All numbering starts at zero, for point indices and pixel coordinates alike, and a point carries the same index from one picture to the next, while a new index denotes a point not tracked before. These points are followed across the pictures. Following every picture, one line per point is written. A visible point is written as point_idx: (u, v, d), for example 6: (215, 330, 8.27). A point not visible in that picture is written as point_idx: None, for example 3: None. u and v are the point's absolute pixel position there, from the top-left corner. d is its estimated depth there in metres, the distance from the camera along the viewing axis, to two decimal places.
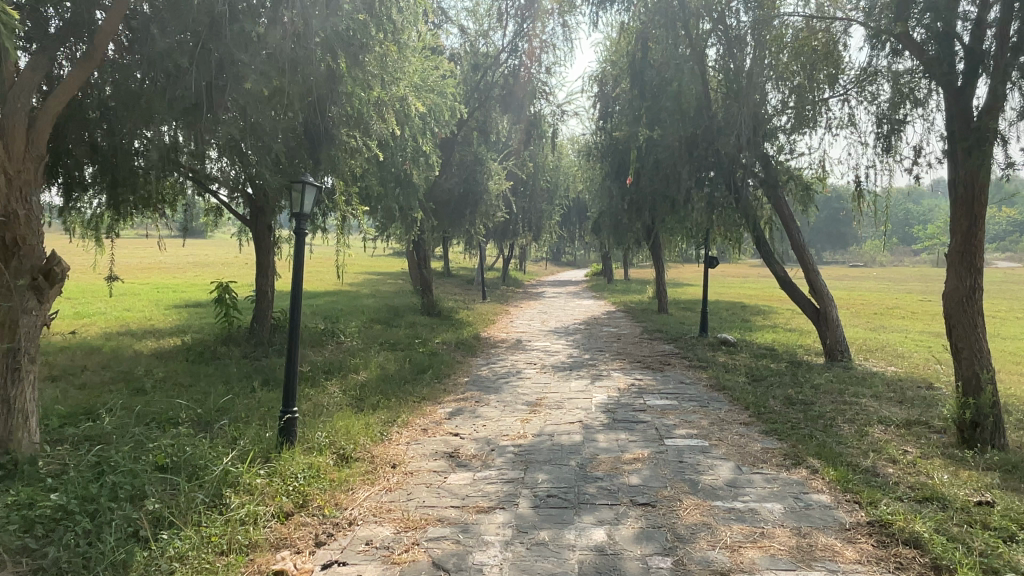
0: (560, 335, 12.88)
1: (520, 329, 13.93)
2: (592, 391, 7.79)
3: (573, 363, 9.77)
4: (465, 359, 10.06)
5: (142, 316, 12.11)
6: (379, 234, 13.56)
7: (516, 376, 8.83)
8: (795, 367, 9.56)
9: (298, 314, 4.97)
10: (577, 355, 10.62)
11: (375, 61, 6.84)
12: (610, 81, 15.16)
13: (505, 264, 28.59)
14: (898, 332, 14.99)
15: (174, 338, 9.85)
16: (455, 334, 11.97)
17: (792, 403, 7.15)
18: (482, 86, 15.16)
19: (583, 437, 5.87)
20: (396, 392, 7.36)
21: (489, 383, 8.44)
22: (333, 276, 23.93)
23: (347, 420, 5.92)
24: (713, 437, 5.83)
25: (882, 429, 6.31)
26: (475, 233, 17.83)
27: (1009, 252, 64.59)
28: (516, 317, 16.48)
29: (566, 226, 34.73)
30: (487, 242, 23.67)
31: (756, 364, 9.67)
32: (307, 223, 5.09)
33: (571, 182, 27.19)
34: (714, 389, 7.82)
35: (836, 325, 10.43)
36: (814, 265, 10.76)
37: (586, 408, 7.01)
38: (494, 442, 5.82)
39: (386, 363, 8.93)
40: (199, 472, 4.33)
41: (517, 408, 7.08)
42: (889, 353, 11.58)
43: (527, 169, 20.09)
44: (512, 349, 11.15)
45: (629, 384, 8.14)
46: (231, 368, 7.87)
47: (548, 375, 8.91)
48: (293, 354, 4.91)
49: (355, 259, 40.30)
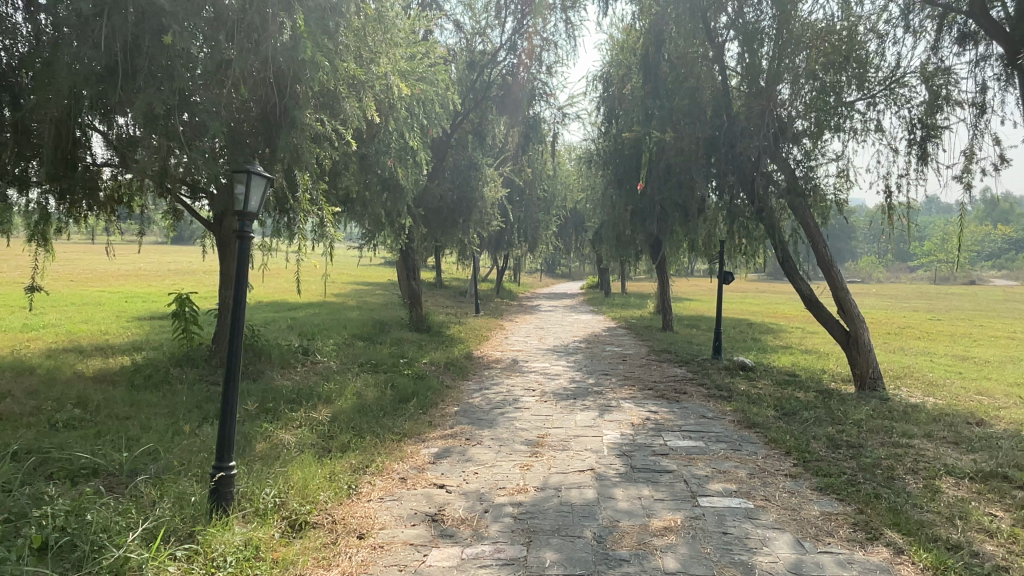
0: (560, 355, 11.77)
1: (516, 348, 12.82)
2: (601, 428, 6.69)
3: (577, 390, 8.66)
4: (455, 384, 8.95)
5: (98, 330, 10.91)
6: (366, 242, 12.49)
7: (513, 406, 7.73)
8: (825, 398, 8.50)
9: (238, 344, 3.85)
10: (580, 380, 9.53)
11: (348, 33, 5.76)
12: (615, 81, 14.21)
13: (500, 275, 27.45)
14: (920, 355, 13.97)
15: (125, 357, 8.68)
16: (445, 353, 10.86)
17: (838, 447, 6.07)
18: (478, 85, 14.13)
19: (597, 494, 4.76)
20: (371, 428, 6.25)
21: (482, 415, 7.34)
22: (319, 287, 22.77)
23: (306, 470, 4.81)
24: (758, 496, 4.73)
25: (955, 483, 5.23)
26: (468, 244, 16.75)
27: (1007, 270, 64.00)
28: (511, 333, 15.37)
29: (563, 238, 33.70)
30: (481, 252, 22.63)
31: (782, 393, 8.60)
32: (254, 225, 4.00)
33: (568, 192, 26.26)
34: (742, 426, 6.74)
35: (868, 349, 9.37)
36: (843, 283, 9.67)
37: (596, 450, 5.89)
38: (487, 499, 4.70)
39: (365, 389, 7.81)
40: (90, 557, 3.22)
41: (515, 449, 5.96)
42: (921, 381, 10.52)
43: (524, 176, 19.11)
44: (507, 372, 10.04)
45: (643, 418, 7.05)
46: (174, 396, 6.74)
47: (549, 405, 7.78)
48: (230, 394, 3.83)
49: (342, 268, 39.23)
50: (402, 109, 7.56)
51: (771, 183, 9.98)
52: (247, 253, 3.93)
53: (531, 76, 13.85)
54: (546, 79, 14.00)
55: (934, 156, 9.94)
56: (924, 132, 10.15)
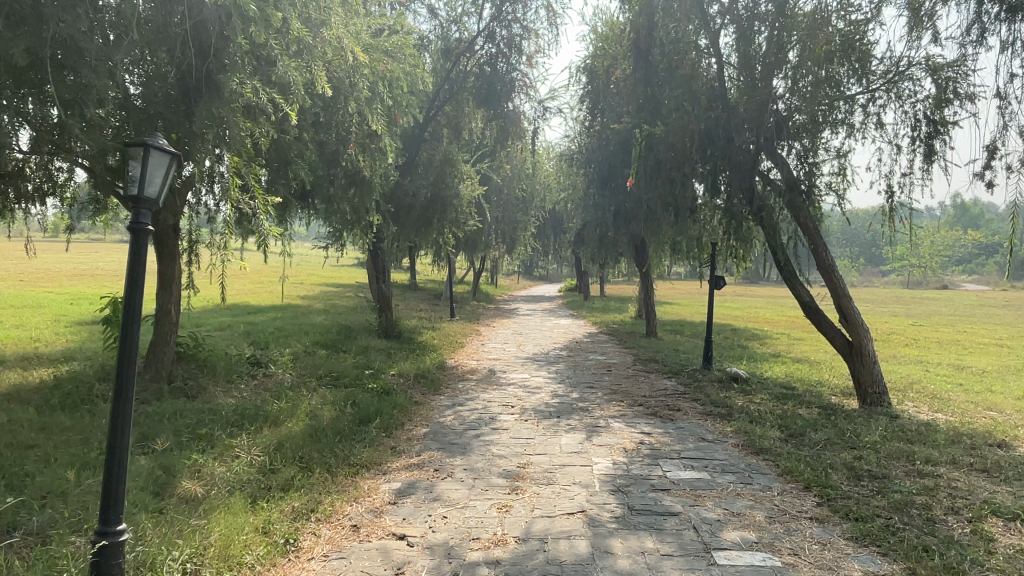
0: (541, 365, 10.92)
1: (493, 356, 11.95)
2: (589, 454, 5.86)
3: (561, 407, 7.80)
4: (425, 399, 8.07)
5: (27, 337, 9.80)
6: (333, 241, 11.56)
7: (489, 427, 6.88)
8: (831, 415, 7.77)
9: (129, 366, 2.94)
10: (562, 393, 8.71)
11: None
12: (599, 73, 13.46)
13: (476, 277, 26.52)
14: (915, 365, 13.38)
15: (49, 369, 7.64)
16: (415, 363, 9.95)
17: (860, 480, 5.32)
18: (454, 75, 13.40)
19: (591, 548, 3.92)
20: (320, 458, 5.38)
21: (454, 437, 6.47)
22: (286, 289, 21.69)
23: (232, 522, 3.91)
24: (783, 548, 3.93)
25: (1005, 526, 4.48)
26: (443, 245, 15.84)
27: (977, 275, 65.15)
28: (487, 340, 14.48)
29: (541, 239, 32.89)
30: (457, 254, 21.75)
31: (783, 409, 7.85)
32: (154, 214, 3.09)
33: (547, 193, 25.51)
34: (747, 452, 5.96)
35: (871, 361, 8.65)
36: (846, 289, 8.94)
37: (587, 485, 5.03)
38: (456, 555, 3.81)
39: (321, 409, 6.87)
40: None
41: (491, 484, 5.08)
42: (925, 394, 9.87)
43: (502, 172, 18.29)
44: (483, 385, 9.16)
45: (636, 441, 6.24)
46: (90, 419, 5.81)
47: (530, 426, 6.92)
48: (117, 429, 2.93)
49: (313, 269, 38.03)
50: (364, 87, 6.67)
51: (763, 181, 9.29)
52: (146, 244, 3.05)
53: (511, 66, 12.96)
54: (527, 70, 13.17)
55: (942, 153, 9.32)
56: (931, 128, 9.56)
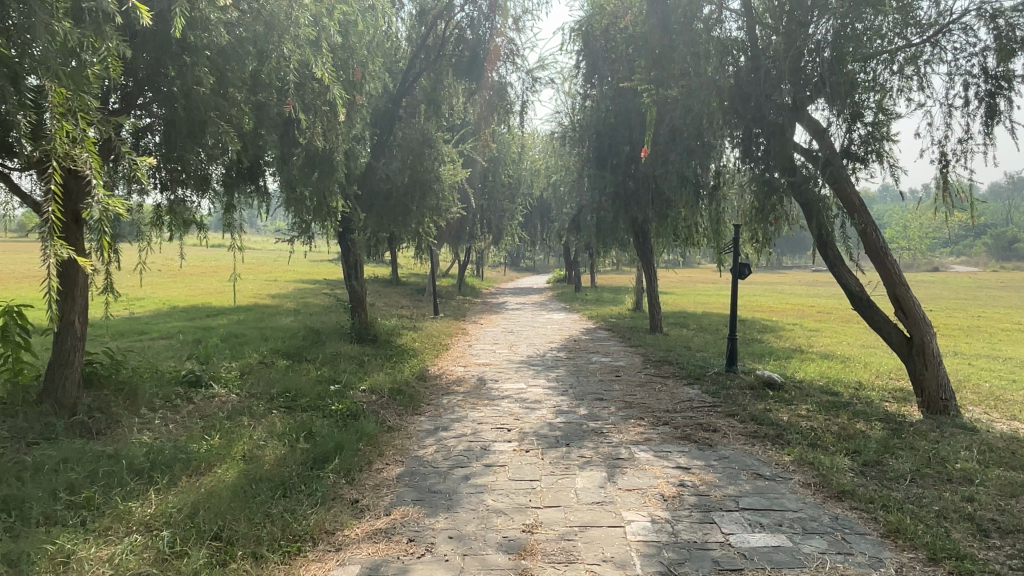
0: (539, 371, 9.41)
1: (482, 361, 10.42)
2: (618, 506, 4.36)
3: (570, 431, 6.28)
4: (400, 422, 6.56)
5: None
6: (295, 230, 9.96)
7: (480, 463, 5.37)
8: (900, 431, 6.33)
9: None
10: (567, 409, 7.22)
11: None
12: (597, 35, 11.94)
13: (462, 271, 24.86)
14: (951, 357, 12.00)
15: None
16: (390, 374, 8.38)
17: (991, 539, 3.87)
18: (431, 43, 11.67)
19: None
20: (246, 532, 3.84)
21: (435, 481, 4.96)
22: (254, 289, 19.89)
23: None
24: None
25: None
26: (424, 236, 14.26)
27: (966, 257, 64.49)
28: (475, 340, 12.94)
29: (528, 229, 31.22)
30: (440, 246, 20.13)
31: (840, 426, 6.39)
32: None
33: (535, 179, 23.92)
34: (824, 498, 4.50)
35: (936, 362, 7.24)
36: (902, 277, 7.47)
37: (623, 565, 3.54)
38: None
39: (263, 446, 5.33)
40: None
41: (488, 566, 3.56)
42: (985, 395, 8.48)
43: (486, 153, 16.74)
44: (472, 401, 7.61)
45: (675, 484, 4.76)
46: None
47: (533, 460, 5.42)
48: None
49: (289, 266, 36.07)
50: (306, 24, 5.58)
51: (791, 152, 7.92)
52: None
53: (494, 30, 11.42)
54: (514, 35, 11.63)
55: (1006, 113, 7.72)
56: (991, 83, 7.92)
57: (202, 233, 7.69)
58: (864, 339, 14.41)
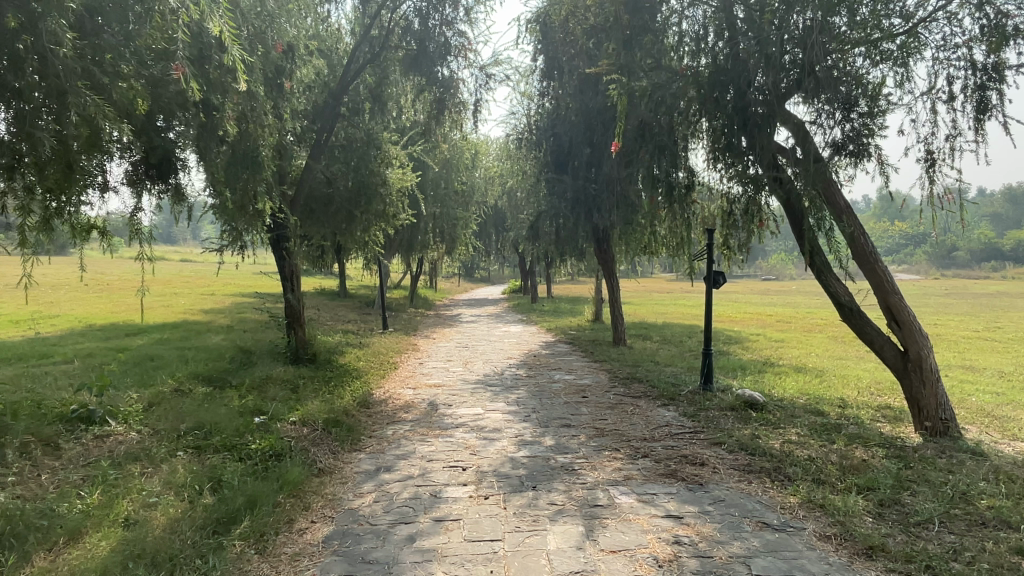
0: (497, 394, 8.44)
1: (433, 381, 9.43)
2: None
3: (536, 469, 5.33)
4: (334, 463, 5.52)
5: None
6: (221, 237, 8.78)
7: (428, 517, 4.37)
8: (905, 460, 5.60)
9: None
10: (530, 439, 6.27)
11: None
12: (556, 28, 11.15)
13: (413, 283, 23.73)
14: None
15: None
16: (326, 401, 7.32)
17: None
18: (375, 33, 10.66)
19: None
20: None
21: (372, 544, 3.95)
22: (187, 305, 18.32)
23: None
24: None
25: None
26: (371, 245, 13.18)
27: (907, 264, 66.38)
28: (427, 357, 11.91)
29: (482, 238, 30.27)
30: (390, 256, 19.02)
31: (840, 455, 5.63)
32: None
33: (489, 186, 23.05)
34: (851, 556, 3.68)
35: (935, 379, 6.60)
36: (894, 285, 6.82)
37: None
38: None
39: (153, 505, 4.24)
40: None
41: None
42: (976, 411, 7.88)
43: (437, 156, 15.75)
44: (422, 431, 6.60)
45: (669, 541, 3.87)
46: None
47: (494, 511, 4.46)
48: None
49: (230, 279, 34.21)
50: None
51: (773, 149, 7.19)
52: None
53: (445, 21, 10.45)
54: (467, 26, 10.71)
55: (999, 107, 7.15)
56: (981, 75, 7.36)
57: (100, 242, 6.51)
58: (831, 349, 13.91)
